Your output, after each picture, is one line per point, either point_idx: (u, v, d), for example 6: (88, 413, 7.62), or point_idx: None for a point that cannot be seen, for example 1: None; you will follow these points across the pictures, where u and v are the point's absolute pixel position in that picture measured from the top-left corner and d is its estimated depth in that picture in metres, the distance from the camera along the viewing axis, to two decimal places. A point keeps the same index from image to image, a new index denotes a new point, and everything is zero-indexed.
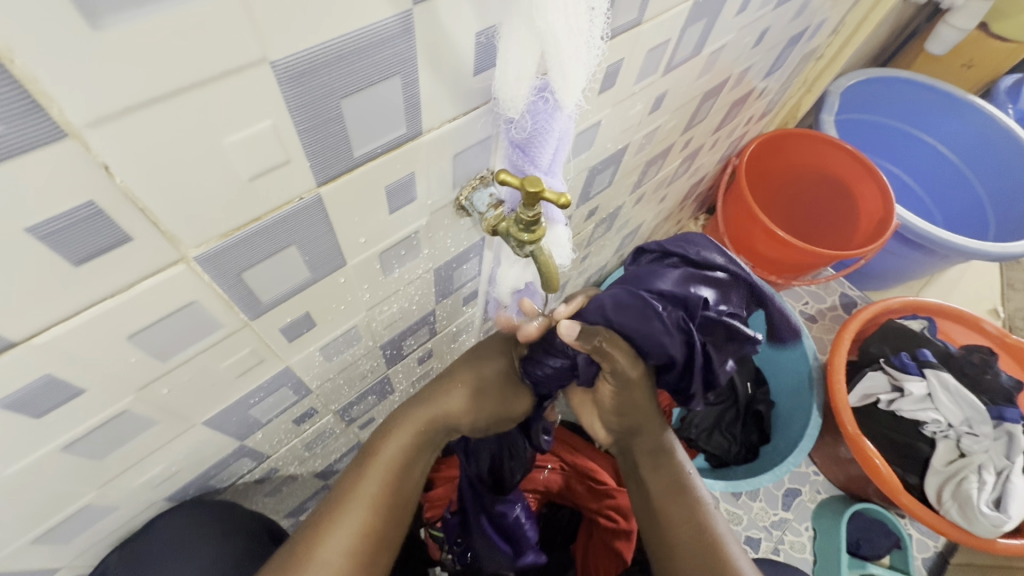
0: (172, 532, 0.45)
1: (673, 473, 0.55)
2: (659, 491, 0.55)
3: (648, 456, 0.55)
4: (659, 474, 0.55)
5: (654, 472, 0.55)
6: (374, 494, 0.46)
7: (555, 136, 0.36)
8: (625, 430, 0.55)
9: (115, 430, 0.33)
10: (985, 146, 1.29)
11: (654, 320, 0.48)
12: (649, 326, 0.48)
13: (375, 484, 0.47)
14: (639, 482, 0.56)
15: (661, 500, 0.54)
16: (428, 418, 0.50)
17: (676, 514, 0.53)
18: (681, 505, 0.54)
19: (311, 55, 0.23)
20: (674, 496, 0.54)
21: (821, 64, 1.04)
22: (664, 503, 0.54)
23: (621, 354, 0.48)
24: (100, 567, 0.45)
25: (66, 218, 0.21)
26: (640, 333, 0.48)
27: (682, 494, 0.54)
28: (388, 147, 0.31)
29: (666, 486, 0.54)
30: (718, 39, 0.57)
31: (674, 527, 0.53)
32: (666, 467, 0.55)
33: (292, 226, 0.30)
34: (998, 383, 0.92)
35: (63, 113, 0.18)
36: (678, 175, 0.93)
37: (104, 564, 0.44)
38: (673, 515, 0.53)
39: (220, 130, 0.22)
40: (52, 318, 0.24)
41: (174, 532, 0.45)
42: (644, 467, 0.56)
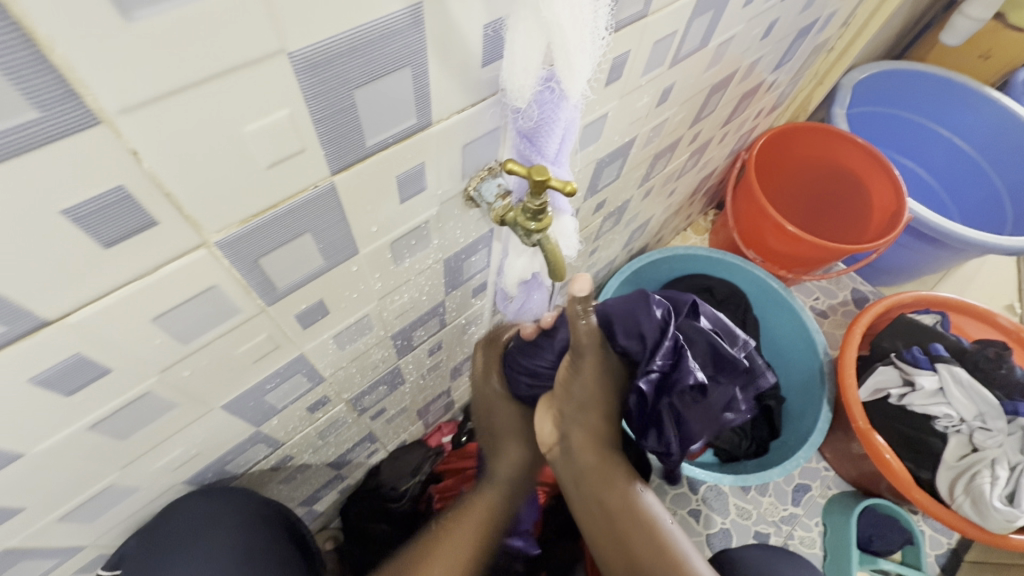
0: (185, 523, 0.47)
1: (622, 491, 0.59)
2: (614, 509, 0.59)
3: (596, 474, 0.60)
4: (610, 493, 0.59)
5: (605, 490, 0.59)
6: None
7: (561, 126, 0.37)
8: (572, 420, 0.61)
9: (139, 410, 0.35)
10: (1001, 139, 1.27)
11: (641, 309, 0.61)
12: (636, 306, 0.61)
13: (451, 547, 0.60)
14: (595, 503, 0.60)
15: (616, 517, 0.58)
16: None
17: (633, 529, 0.57)
18: (636, 521, 0.58)
19: (325, 46, 0.24)
20: (628, 513, 0.58)
21: (832, 57, 1.04)
22: (617, 520, 0.58)
23: (589, 328, 0.57)
24: (121, 553, 0.46)
25: (97, 202, 0.22)
26: (626, 313, 0.61)
27: (636, 509, 0.58)
28: (399, 137, 0.32)
29: (619, 501, 0.59)
30: (726, 31, 0.58)
31: (631, 542, 0.57)
32: (617, 488, 0.59)
33: (307, 214, 0.31)
34: (1012, 378, 0.90)
35: (96, 100, 0.19)
36: (686, 169, 0.93)
37: (122, 553, 0.46)
38: (629, 530, 0.57)
39: (240, 118, 0.24)
40: (84, 299, 0.25)
41: (186, 523, 0.47)
42: (599, 488, 0.59)
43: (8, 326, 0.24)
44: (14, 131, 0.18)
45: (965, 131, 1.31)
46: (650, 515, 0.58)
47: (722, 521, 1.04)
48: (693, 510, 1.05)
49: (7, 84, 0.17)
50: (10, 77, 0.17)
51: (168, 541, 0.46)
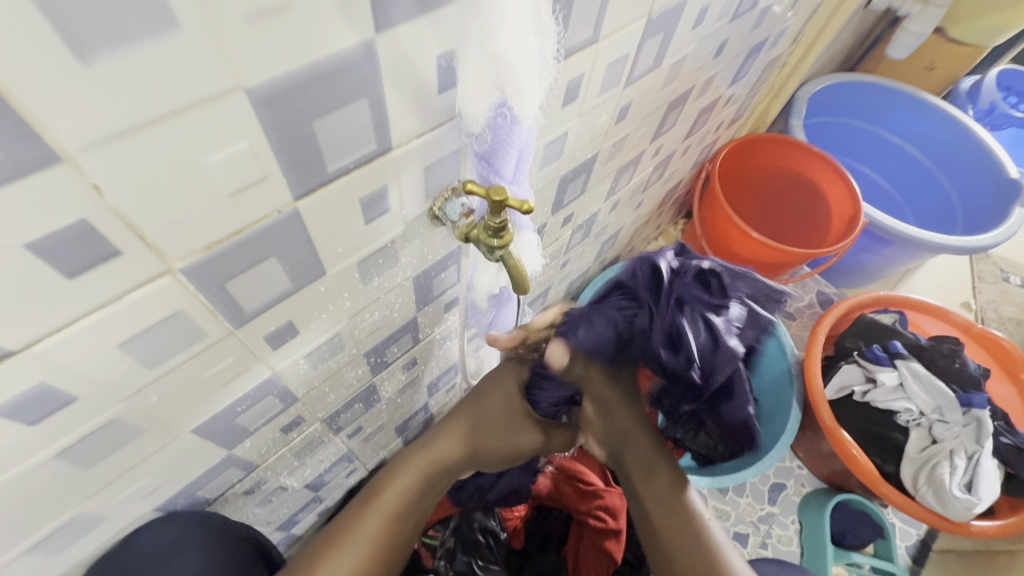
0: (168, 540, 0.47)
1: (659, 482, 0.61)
2: (653, 507, 0.60)
3: (640, 465, 0.62)
4: (652, 484, 0.61)
5: (647, 479, 0.61)
6: (373, 538, 0.52)
7: (516, 148, 0.38)
8: (616, 441, 0.63)
9: (106, 438, 0.35)
10: (948, 145, 1.34)
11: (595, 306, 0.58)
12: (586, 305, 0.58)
13: (376, 526, 0.53)
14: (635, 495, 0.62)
15: (655, 513, 0.59)
16: (425, 462, 0.57)
17: (671, 523, 0.59)
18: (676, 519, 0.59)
19: (281, 81, 0.25)
20: (665, 507, 0.59)
21: (785, 71, 1.09)
22: (654, 515, 0.60)
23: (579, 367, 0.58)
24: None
25: (59, 235, 0.23)
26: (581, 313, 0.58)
27: (673, 507, 0.59)
28: (360, 162, 0.33)
29: (657, 498, 0.60)
30: (679, 51, 0.61)
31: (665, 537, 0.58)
32: (659, 480, 0.61)
33: (270, 239, 0.32)
34: (966, 371, 0.95)
35: (57, 139, 0.20)
36: (652, 181, 0.97)
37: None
38: (668, 527, 0.58)
39: (200, 151, 0.25)
40: (48, 328, 0.26)
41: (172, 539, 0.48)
42: (640, 484, 0.61)
43: None
44: None
45: (914, 138, 1.39)
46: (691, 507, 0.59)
47: None
48: None
49: None
50: None
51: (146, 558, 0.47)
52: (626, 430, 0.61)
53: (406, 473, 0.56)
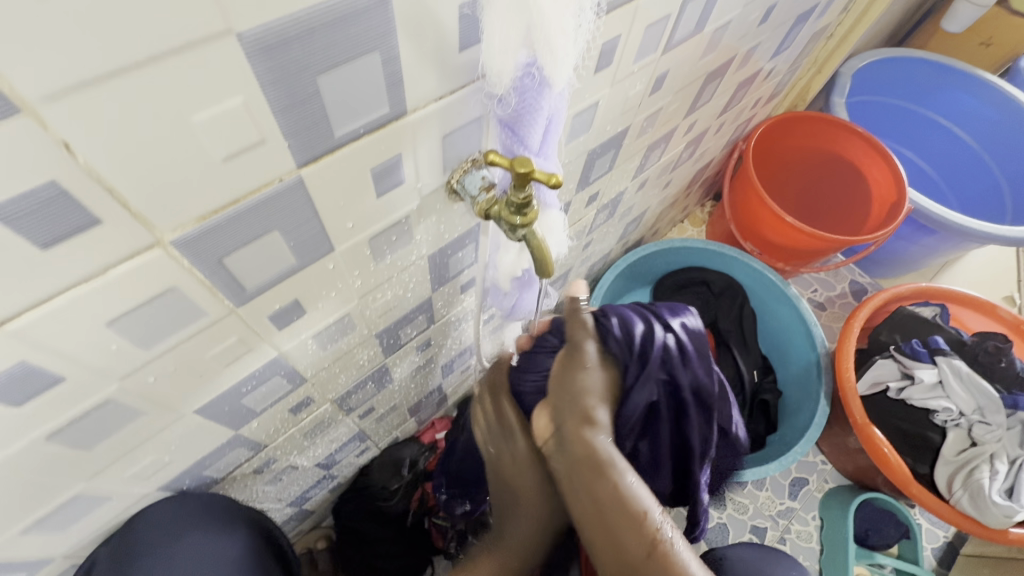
0: (168, 521, 0.46)
1: (609, 480, 0.49)
2: (603, 503, 0.49)
3: (585, 464, 0.50)
4: (600, 484, 0.50)
5: (594, 482, 0.50)
6: None
7: (544, 116, 0.34)
8: (562, 414, 0.53)
9: (102, 419, 0.33)
10: (1003, 127, 1.25)
11: (621, 329, 0.58)
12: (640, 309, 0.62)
13: None
14: (582, 492, 0.50)
15: (598, 509, 0.49)
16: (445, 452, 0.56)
17: (619, 526, 0.48)
18: (623, 513, 0.49)
19: (278, 26, 0.22)
20: (618, 505, 0.49)
21: (832, 43, 1.01)
22: (604, 514, 0.49)
23: (584, 326, 0.56)
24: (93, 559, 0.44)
25: (27, 200, 0.20)
26: (619, 314, 0.59)
27: (620, 499, 0.49)
28: (371, 127, 0.30)
29: (608, 494, 0.49)
30: (722, 15, 0.55)
31: (623, 538, 0.48)
32: (608, 476, 0.50)
33: (274, 209, 0.29)
34: (1012, 371, 0.89)
35: (12, 86, 0.17)
36: (682, 160, 0.91)
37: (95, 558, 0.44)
38: (613, 517, 0.48)
39: (187, 106, 0.22)
40: (29, 302, 0.24)
41: (170, 518, 0.46)
42: (589, 483, 0.50)
43: None
44: None
45: (965, 121, 1.29)
46: (642, 507, 0.49)
47: (719, 516, 1.04)
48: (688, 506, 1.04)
49: None
50: None
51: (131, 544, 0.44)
52: (581, 391, 0.53)
53: None
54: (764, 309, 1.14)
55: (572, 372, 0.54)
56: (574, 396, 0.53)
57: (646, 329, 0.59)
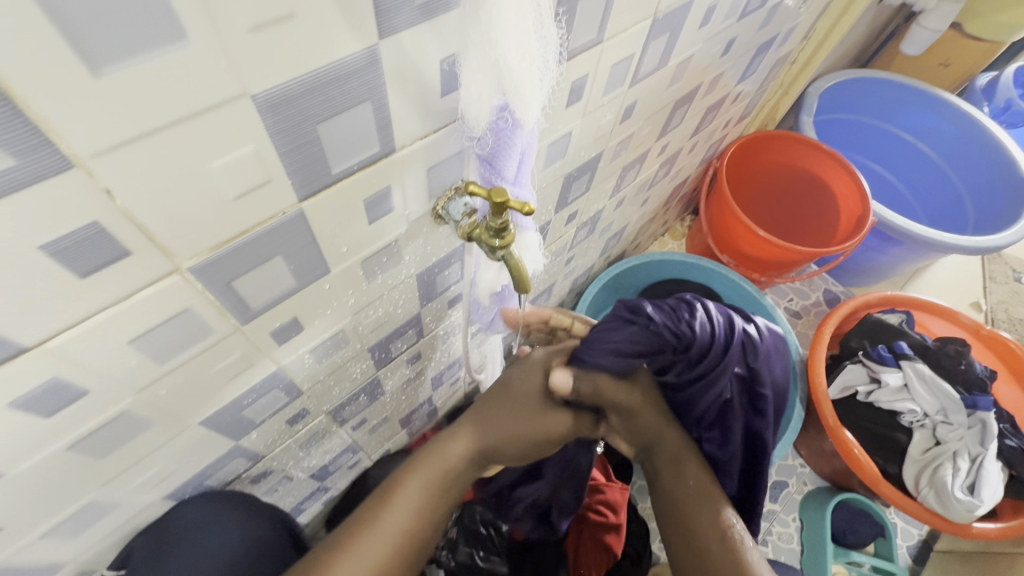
0: (191, 524, 0.50)
1: (692, 482, 0.61)
2: (681, 497, 0.60)
3: (670, 463, 0.62)
4: (682, 480, 0.61)
5: (676, 478, 0.61)
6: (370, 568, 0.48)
7: (517, 151, 0.38)
8: (649, 438, 0.64)
9: (118, 429, 0.36)
10: (961, 143, 1.32)
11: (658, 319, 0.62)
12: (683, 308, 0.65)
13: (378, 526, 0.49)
14: (662, 488, 0.62)
15: (682, 502, 0.60)
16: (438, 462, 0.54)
17: (699, 515, 0.58)
18: (703, 510, 0.59)
19: (286, 86, 0.26)
20: (695, 502, 0.59)
21: (796, 67, 1.07)
22: (682, 505, 0.60)
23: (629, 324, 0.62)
24: (127, 553, 0.49)
25: (72, 237, 0.24)
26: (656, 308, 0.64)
27: (700, 496, 0.60)
28: (364, 164, 0.34)
29: (688, 490, 0.60)
30: (684, 50, 0.60)
31: (705, 536, 0.57)
32: (687, 475, 0.61)
33: (277, 238, 0.33)
34: (972, 373, 0.94)
35: (70, 146, 0.21)
36: (658, 178, 0.96)
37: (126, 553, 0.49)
38: (693, 507, 0.59)
39: (207, 155, 0.25)
40: (63, 325, 0.27)
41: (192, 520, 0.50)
42: (670, 478, 0.62)
43: None
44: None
45: (927, 136, 1.37)
46: (719, 505, 0.59)
47: None
48: None
49: None
50: None
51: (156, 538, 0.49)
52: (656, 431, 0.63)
53: (419, 471, 0.53)
54: None
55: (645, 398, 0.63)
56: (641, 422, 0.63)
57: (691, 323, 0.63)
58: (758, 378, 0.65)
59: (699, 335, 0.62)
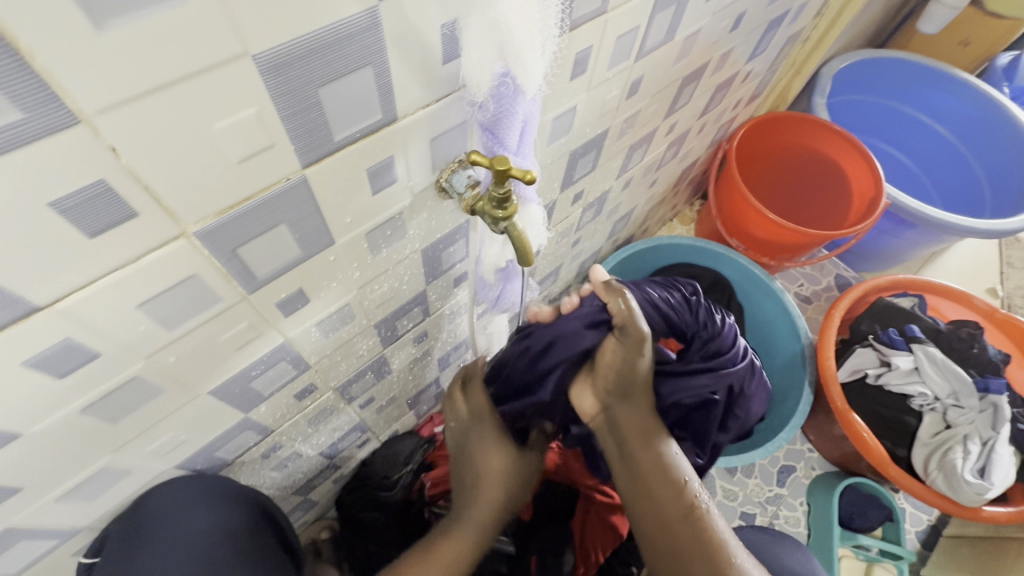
0: (164, 507, 0.49)
1: (656, 453, 0.59)
2: (648, 470, 0.58)
3: (637, 435, 0.60)
4: (648, 452, 0.59)
5: (641, 450, 0.59)
6: None
7: (519, 119, 0.38)
8: (617, 397, 0.61)
9: (129, 394, 0.37)
10: (979, 124, 1.29)
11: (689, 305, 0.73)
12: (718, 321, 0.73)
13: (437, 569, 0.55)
14: (629, 461, 0.60)
15: (648, 473, 0.58)
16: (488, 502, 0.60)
17: (666, 487, 0.57)
18: (666, 480, 0.58)
19: (286, 47, 0.26)
20: (659, 473, 0.58)
21: (808, 46, 1.05)
22: (650, 477, 0.58)
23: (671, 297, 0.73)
24: (102, 539, 0.49)
25: (80, 195, 0.24)
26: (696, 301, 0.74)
27: (666, 467, 0.58)
28: (366, 132, 0.34)
29: (654, 462, 0.58)
30: (692, 24, 0.60)
31: (665, 504, 0.57)
32: (655, 448, 0.59)
33: (281, 206, 0.33)
34: (985, 357, 0.94)
35: (75, 101, 0.21)
36: (666, 159, 0.95)
37: (105, 535, 0.48)
38: (660, 481, 0.57)
39: (211, 116, 0.26)
40: (73, 285, 0.28)
41: (165, 504, 0.49)
42: (636, 448, 0.59)
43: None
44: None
45: (944, 118, 1.34)
46: (684, 475, 0.58)
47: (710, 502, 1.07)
48: None
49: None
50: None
51: (126, 529, 0.48)
52: (632, 387, 0.60)
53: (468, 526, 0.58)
54: (751, 302, 1.18)
55: (622, 360, 0.59)
56: (616, 377, 0.60)
57: (709, 326, 0.71)
58: (733, 411, 0.72)
59: (723, 330, 0.71)
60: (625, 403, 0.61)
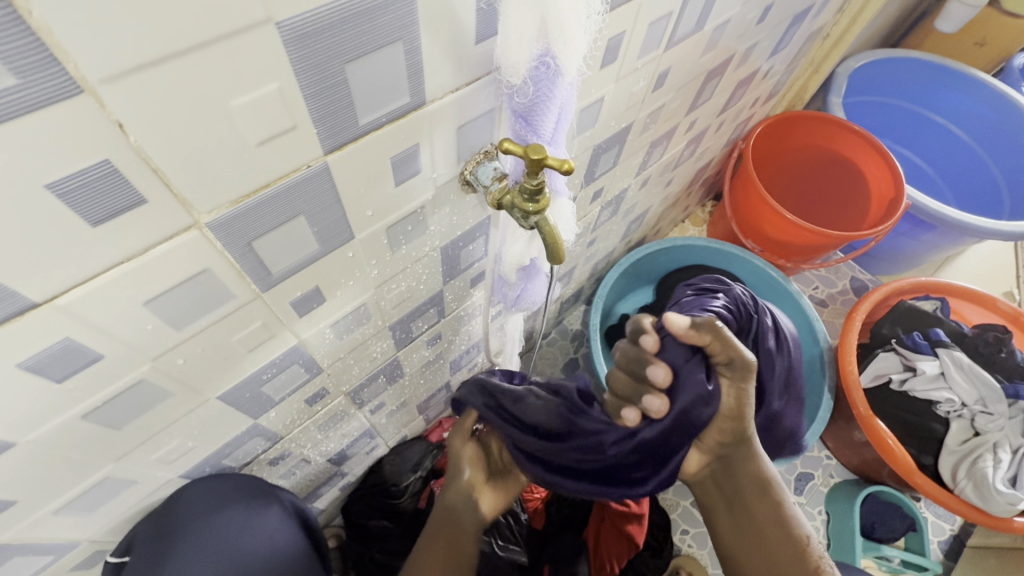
0: (195, 505, 0.46)
1: (776, 507, 0.57)
2: (767, 529, 0.56)
3: (753, 489, 0.57)
4: (763, 507, 0.57)
5: (758, 506, 0.57)
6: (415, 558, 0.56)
7: (556, 105, 0.36)
8: (731, 450, 0.56)
9: (134, 399, 0.34)
10: (998, 124, 1.27)
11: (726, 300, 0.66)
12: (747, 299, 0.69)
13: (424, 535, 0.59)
14: (747, 518, 0.57)
15: (769, 534, 0.56)
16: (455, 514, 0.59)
17: (789, 550, 0.55)
18: (789, 540, 0.55)
19: (312, 14, 0.23)
20: (782, 531, 0.55)
21: (828, 43, 1.02)
22: (768, 537, 0.56)
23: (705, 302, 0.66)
24: (129, 539, 0.46)
25: (82, 176, 0.22)
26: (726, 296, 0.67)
27: (787, 527, 0.56)
28: (393, 116, 0.31)
29: (772, 520, 0.56)
30: (721, 14, 0.57)
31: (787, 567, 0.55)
32: (772, 502, 0.57)
33: (300, 197, 0.31)
34: (1013, 362, 0.91)
35: (78, 67, 0.19)
36: (683, 158, 0.93)
37: (131, 536, 0.46)
38: (784, 543, 0.55)
39: (229, 90, 0.23)
40: (75, 279, 0.25)
41: (199, 499, 0.47)
42: (753, 503, 0.57)
43: None
44: None
45: (961, 119, 1.31)
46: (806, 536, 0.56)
47: None
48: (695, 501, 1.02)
49: None
50: None
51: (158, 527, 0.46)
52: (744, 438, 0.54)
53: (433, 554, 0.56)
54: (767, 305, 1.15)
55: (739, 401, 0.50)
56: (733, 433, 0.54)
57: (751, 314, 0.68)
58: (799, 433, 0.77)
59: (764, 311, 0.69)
60: (746, 459, 0.56)
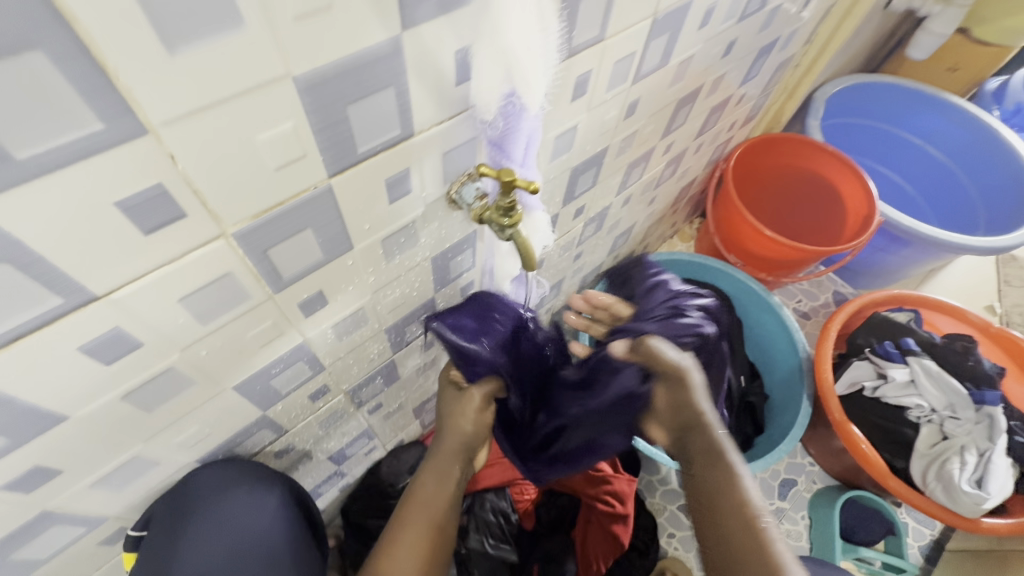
0: (203, 488, 0.51)
1: (722, 469, 0.53)
2: (716, 491, 0.52)
3: (701, 454, 0.54)
4: (712, 471, 0.53)
5: (709, 470, 0.54)
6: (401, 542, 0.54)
7: (525, 135, 0.43)
8: (683, 425, 0.56)
9: (163, 384, 0.40)
10: (970, 144, 1.33)
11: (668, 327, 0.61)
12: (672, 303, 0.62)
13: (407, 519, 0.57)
14: (692, 482, 0.55)
15: (711, 497, 0.52)
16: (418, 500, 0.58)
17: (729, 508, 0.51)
18: (733, 501, 0.52)
19: (321, 68, 0.30)
20: (726, 491, 0.52)
21: (801, 71, 1.09)
22: (717, 502, 0.52)
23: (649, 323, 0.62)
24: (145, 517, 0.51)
25: (141, 196, 0.28)
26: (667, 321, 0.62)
27: (731, 488, 0.52)
28: (386, 145, 0.38)
29: (720, 482, 0.53)
30: (685, 50, 0.64)
31: (730, 527, 0.51)
32: (722, 466, 0.53)
33: (308, 213, 0.37)
34: (980, 369, 0.95)
35: (146, 114, 0.25)
36: (664, 177, 0.99)
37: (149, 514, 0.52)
38: (727, 503, 0.52)
39: (255, 127, 0.29)
40: (127, 278, 0.31)
41: (203, 486, 0.51)
42: (702, 465, 0.54)
43: (64, 298, 0.29)
44: (82, 139, 0.24)
45: (934, 140, 1.38)
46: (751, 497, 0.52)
47: None
48: (681, 505, 1.06)
49: (85, 106, 0.23)
50: (88, 99, 0.23)
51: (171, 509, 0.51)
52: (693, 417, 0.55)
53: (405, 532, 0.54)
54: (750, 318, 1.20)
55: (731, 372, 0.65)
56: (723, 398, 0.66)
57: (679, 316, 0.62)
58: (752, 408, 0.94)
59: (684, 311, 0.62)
60: (689, 425, 0.55)
